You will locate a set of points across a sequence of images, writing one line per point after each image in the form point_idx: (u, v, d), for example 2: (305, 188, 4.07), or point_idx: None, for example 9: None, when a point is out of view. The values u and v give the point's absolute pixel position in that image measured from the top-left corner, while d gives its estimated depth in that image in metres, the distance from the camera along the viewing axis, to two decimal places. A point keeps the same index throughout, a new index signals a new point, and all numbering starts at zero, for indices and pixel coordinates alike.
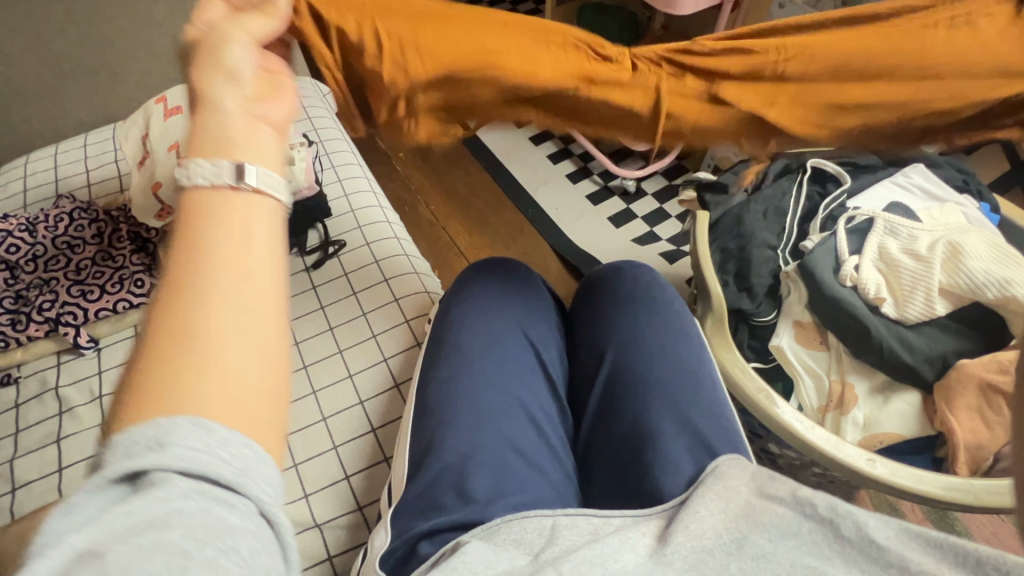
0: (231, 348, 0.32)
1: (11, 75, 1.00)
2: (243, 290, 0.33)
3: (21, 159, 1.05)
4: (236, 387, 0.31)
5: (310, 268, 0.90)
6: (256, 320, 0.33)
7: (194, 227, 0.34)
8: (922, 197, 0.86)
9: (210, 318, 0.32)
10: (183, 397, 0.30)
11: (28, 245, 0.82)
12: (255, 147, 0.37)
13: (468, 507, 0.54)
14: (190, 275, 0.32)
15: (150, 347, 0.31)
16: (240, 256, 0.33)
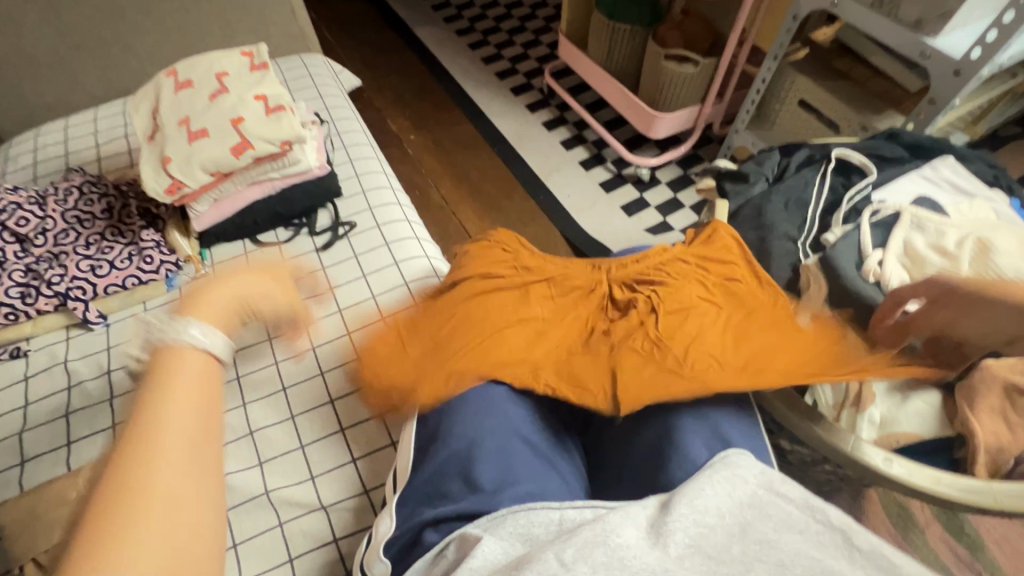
0: (145, 559, 0.37)
1: (21, 46, 0.99)
2: (153, 535, 0.38)
3: (32, 133, 1.05)
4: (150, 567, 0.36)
5: (320, 250, 0.88)
6: (163, 543, 0.38)
7: (136, 443, 0.42)
8: (950, 191, 0.83)
9: (138, 535, 0.38)
10: (123, 539, 0.37)
11: (38, 219, 0.81)
12: (186, 400, 0.46)
13: (475, 496, 0.53)
14: (112, 516, 0.38)
15: (91, 523, 0.38)
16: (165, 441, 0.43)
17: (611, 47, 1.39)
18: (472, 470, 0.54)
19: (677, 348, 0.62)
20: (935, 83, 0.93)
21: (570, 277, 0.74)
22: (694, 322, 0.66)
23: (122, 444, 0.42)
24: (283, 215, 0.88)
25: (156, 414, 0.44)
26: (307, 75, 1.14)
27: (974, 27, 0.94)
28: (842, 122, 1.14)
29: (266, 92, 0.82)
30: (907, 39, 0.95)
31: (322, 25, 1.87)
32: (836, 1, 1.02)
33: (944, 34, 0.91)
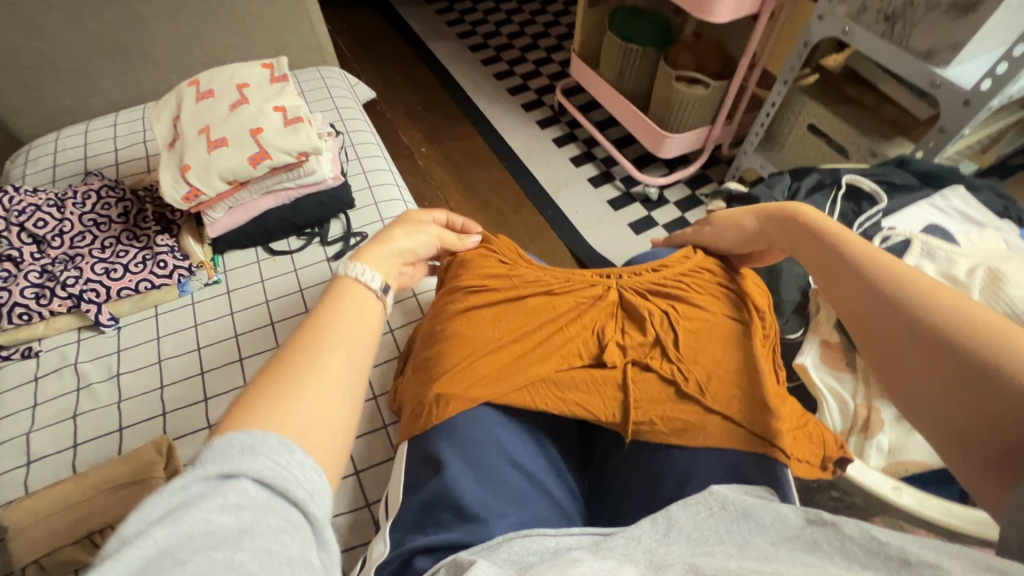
0: (303, 420, 0.38)
1: (45, 50, 1.01)
2: (316, 400, 0.39)
3: (53, 136, 1.07)
4: (308, 430, 0.37)
5: (331, 259, 0.89)
6: (323, 411, 0.39)
7: (308, 331, 0.44)
8: (960, 219, 0.83)
9: (307, 398, 0.39)
10: (280, 420, 0.37)
11: (56, 221, 0.83)
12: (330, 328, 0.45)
13: (466, 526, 0.52)
14: (286, 377, 0.40)
15: (251, 391, 0.39)
16: (327, 336, 0.44)
17: (623, 67, 1.40)
18: (462, 498, 0.53)
19: (698, 373, 0.61)
20: (946, 112, 0.94)
21: (577, 287, 0.71)
22: (708, 345, 0.64)
23: (301, 331, 0.44)
24: (296, 224, 0.89)
25: (340, 312, 0.47)
26: (323, 86, 1.16)
27: (985, 57, 0.94)
28: (851, 147, 1.15)
29: (286, 104, 0.83)
30: (918, 69, 0.95)
31: (338, 38, 1.91)
32: (848, 28, 1.04)
33: (954, 63, 0.92)
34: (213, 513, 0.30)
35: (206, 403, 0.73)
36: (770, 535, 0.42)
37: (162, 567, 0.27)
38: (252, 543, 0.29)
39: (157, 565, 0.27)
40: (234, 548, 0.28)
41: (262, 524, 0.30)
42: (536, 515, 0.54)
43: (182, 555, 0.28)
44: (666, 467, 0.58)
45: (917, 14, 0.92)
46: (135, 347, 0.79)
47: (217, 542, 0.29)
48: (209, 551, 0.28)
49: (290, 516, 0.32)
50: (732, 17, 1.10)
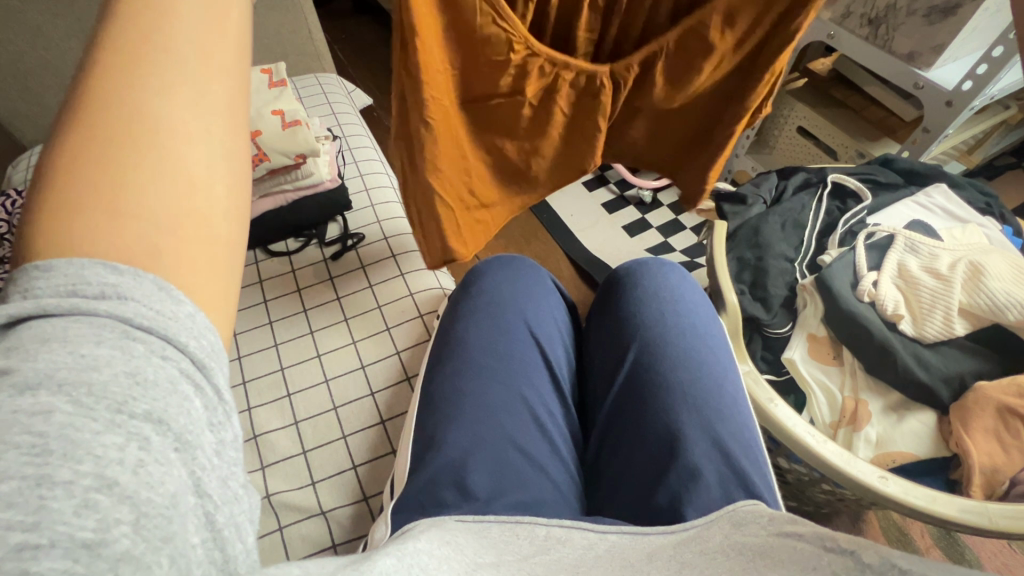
0: (154, 227, 0.29)
1: (49, 58, 1.03)
2: (171, 189, 0.30)
3: (53, 142, 1.08)
4: (173, 236, 0.29)
5: (329, 260, 0.90)
6: (177, 204, 0.30)
7: (113, 78, 0.30)
8: (942, 216, 0.86)
9: (155, 186, 0.29)
10: (132, 227, 0.28)
11: None
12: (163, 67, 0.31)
13: (468, 505, 0.54)
14: (112, 159, 0.29)
15: (76, 192, 0.28)
16: (168, 89, 0.31)
17: None
18: (465, 479, 0.56)
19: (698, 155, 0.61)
20: (929, 114, 0.97)
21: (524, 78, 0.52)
22: None
23: (115, 77, 0.30)
24: (293, 226, 0.90)
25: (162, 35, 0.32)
26: (321, 92, 1.18)
27: (966, 59, 0.97)
28: (840, 149, 1.19)
29: (282, 107, 0.87)
30: (902, 71, 0.98)
31: (336, 47, 1.94)
32: (833, 32, 1.06)
33: (936, 66, 0.95)
34: (86, 347, 0.24)
35: None
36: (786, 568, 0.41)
37: (20, 413, 0.21)
38: (143, 405, 0.24)
39: (12, 405, 0.22)
40: (121, 398, 0.23)
41: (153, 371, 0.25)
42: (538, 500, 0.55)
43: (47, 397, 0.22)
44: (687, 449, 0.57)
45: (899, 17, 0.95)
46: None
47: (100, 391, 0.23)
48: (83, 400, 0.23)
49: (180, 361, 0.26)
50: None
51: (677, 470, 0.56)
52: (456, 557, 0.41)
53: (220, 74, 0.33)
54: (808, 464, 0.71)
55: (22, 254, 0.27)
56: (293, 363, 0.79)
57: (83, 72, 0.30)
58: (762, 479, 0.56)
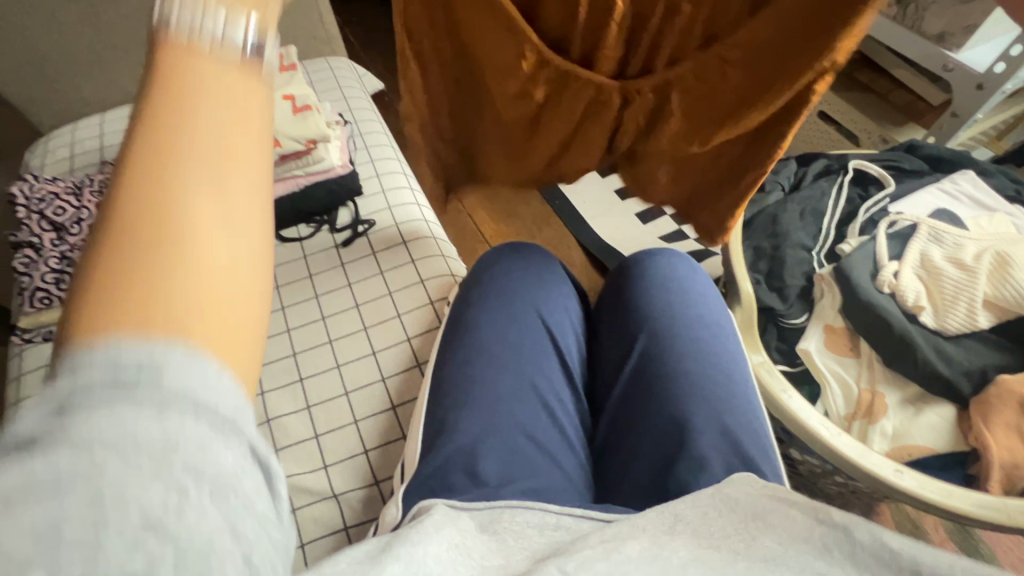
0: (191, 303, 0.24)
1: (63, 43, 1.03)
2: (214, 243, 0.24)
3: (69, 127, 1.09)
4: (220, 309, 0.24)
5: (340, 245, 0.90)
6: (227, 265, 0.25)
7: (155, 119, 0.25)
8: (970, 204, 0.83)
9: (198, 246, 0.24)
10: (161, 300, 0.23)
11: (74, 208, 0.86)
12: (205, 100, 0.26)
13: (478, 491, 0.54)
14: (136, 213, 0.24)
15: (110, 260, 0.24)
16: (201, 127, 0.25)
17: None
18: (476, 465, 0.56)
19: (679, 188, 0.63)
20: (958, 97, 0.93)
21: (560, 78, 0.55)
22: None
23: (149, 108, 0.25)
24: (304, 211, 0.90)
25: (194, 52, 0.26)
26: (332, 76, 1.17)
27: (1002, 39, 0.92)
28: (862, 134, 1.16)
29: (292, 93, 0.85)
30: (931, 52, 0.94)
31: (347, 29, 1.92)
32: None
33: (967, 47, 0.91)
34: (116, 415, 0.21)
35: None
36: (778, 535, 0.41)
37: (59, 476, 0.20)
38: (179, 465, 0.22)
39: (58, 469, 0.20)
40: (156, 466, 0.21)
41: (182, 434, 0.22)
42: (546, 485, 0.56)
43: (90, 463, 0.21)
44: (696, 438, 0.57)
45: None
46: None
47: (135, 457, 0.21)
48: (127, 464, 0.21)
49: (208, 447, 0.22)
50: None
51: (684, 459, 0.56)
52: (465, 566, 0.40)
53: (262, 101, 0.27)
54: (821, 456, 0.70)
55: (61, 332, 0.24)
56: (306, 347, 0.80)
57: (127, 103, 0.26)
58: (771, 468, 0.55)
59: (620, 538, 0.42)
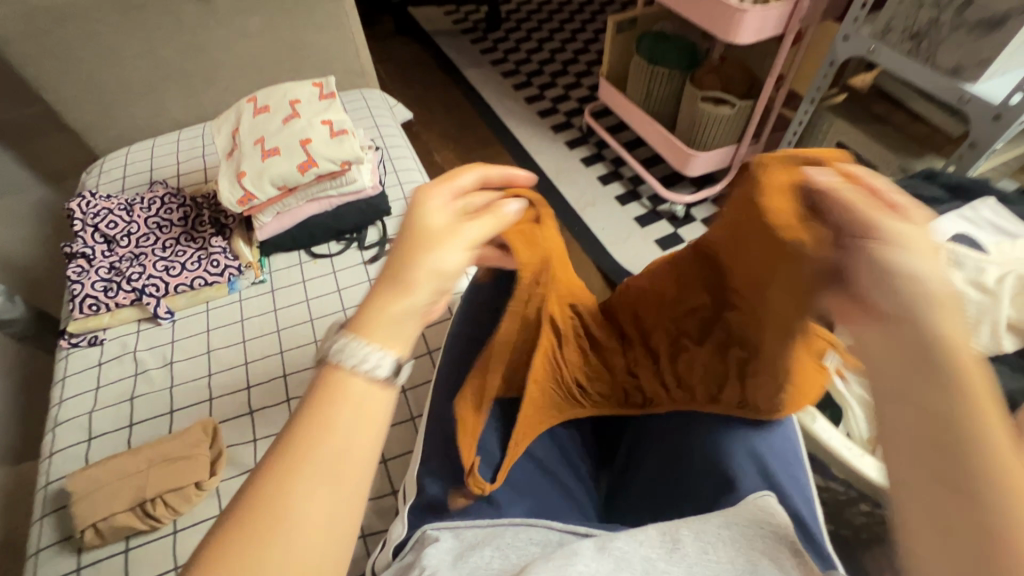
0: (299, 539, 0.30)
1: (123, 76, 1.13)
2: (300, 538, 0.30)
3: (124, 151, 1.18)
4: (311, 537, 0.30)
5: (367, 262, 0.94)
6: (318, 531, 0.30)
7: (280, 480, 0.31)
8: (993, 232, 0.82)
9: (292, 543, 0.30)
10: (281, 528, 0.30)
11: (125, 223, 0.92)
12: (354, 410, 0.34)
13: (484, 509, 0.51)
14: (264, 528, 0.30)
15: (218, 550, 0.29)
16: (309, 486, 0.31)
17: (650, 88, 1.45)
18: (480, 479, 0.54)
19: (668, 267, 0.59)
20: (975, 126, 0.94)
21: (594, 359, 0.64)
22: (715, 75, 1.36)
23: (271, 465, 0.32)
24: (336, 229, 0.95)
25: (340, 425, 0.33)
26: (365, 106, 1.24)
27: (1015, 74, 0.94)
28: (881, 165, 1.15)
29: (333, 118, 0.90)
30: (946, 85, 0.96)
31: (378, 66, 2.03)
32: (873, 47, 1.06)
33: (983, 79, 0.92)
34: None
35: (248, 390, 0.79)
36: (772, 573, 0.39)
37: None
38: None
39: None
40: None
41: None
42: (551, 507, 0.53)
43: None
44: (713, 462, 0.53)
45: (943, 32, 0.94)
46: (188, 338, 0.85)
47: None
48: None
49: None
50: (755, 39, 1.12)
51: (707, 482, 0.52)
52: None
53: (361, 481, 0.33)
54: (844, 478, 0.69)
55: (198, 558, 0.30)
56: None
57: (243, 483, 0.32)
58: (801, 495, 0.50)
59: (619, 562, 0.40)
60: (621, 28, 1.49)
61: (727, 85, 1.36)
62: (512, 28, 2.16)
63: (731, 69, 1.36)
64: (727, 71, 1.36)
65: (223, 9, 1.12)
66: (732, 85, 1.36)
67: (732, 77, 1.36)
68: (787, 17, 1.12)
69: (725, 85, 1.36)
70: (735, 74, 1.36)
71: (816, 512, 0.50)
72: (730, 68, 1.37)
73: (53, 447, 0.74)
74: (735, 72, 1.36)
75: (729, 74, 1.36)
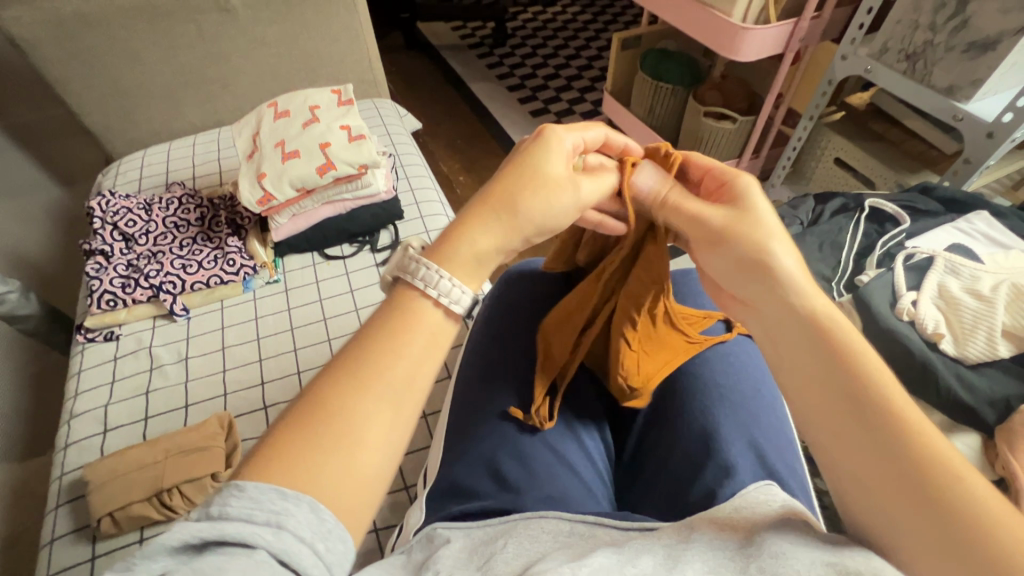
0: (356, 455, 0.34)
1: (143, 80, 1.16)
2: (359, 456, 0.34)
3: (140, 154, 1.21)
4: (361, 465, 0.34)
5: (380, 264, 0.97)
6: (374, 452, 0.34)
7: (344, 395, 0.35)
8: (986, 243, 0.86)
9: (350, 456, 0.34)
10: (342, 442, 0.34)
11: (143, 221, 0.94)
12: (419, 346, 0.38)
13: (502, 495, 0.53)
14: (326, 438, 0.33)
15: (282, 450, 0.33)
16: (368, 410, 0.35)
17: (654, 103, 1.49)
18: (501, 467, 0.56)
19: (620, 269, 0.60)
20: (969, 143, 0.97)
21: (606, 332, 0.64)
22: (717, 92, 1.41)
23: (335, 382, 0.35)
24: (349, 232, 0.97)
25: (403, 356, 0.37)
26: (377, 115, 1.28)
27: (1006, 93, 0.98)
28: (878, 179, 1.19)
29: (351, 123, 0.93)
30: (940, 103, 1.00)
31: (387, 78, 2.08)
32: (871, 67, 1.10)
33: (976, 98, 0.96)
34: None
35: (262, 386, 0.80)
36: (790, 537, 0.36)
37: None
38: None
39: None
40: None
41: None
42: (563, 493, 0.53)
43: None
44: (718, 451, 0.54)
45: (938, 52, 0.98)
46: (202, 335, 0.87)
47: None
48: None
49: None
50: (757, 56, 1.16)
51: (711, 467, 0.53)
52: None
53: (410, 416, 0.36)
54: None
55: (254, 462, 0.33)
56: None
57: (305, 393, 0.35)
58: (799, 483, 0.53)
59: (636, 552, 0.38)
60: (626, 45, 1.52)
61: (728, 102, 1.40)
62: (518, 43, 2.21)
63: (732, 86, 1.41)
64: (728, 89, 1.41)
65: (244, 19, 1.15)
66: (734, 101, 1.40)
67: (733, 94, 1.40)
68: (787, 36, 1.16)
69: (727, 102, 1.40)
70: (737, 91, 1.41)
71: (812, 497, 0.53)
72: (731, 86, 1.41)
73: (68, 439, 0.75)
74: (737, 90, 1.41)
75: (730, 91, 1.40)
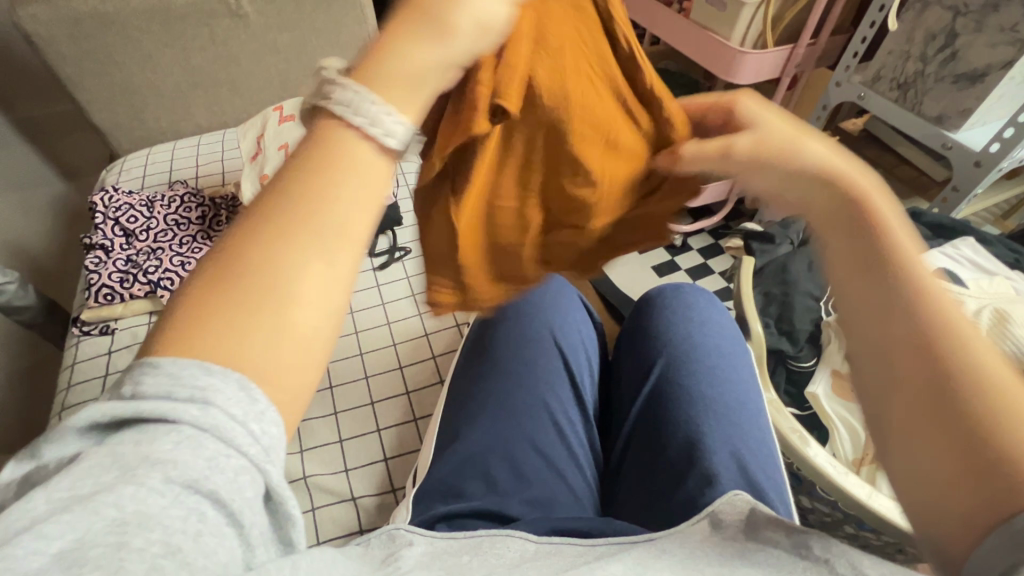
0: (296, 314, 0.29)
1: (153, 80, 1.17)
2: (295, 316, 0.29)
3: (145, 152, 1.22)
4: (299, 331, 0.29)
5: (376, 268, 0.97)
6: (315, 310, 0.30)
7: (272, 248, 0.29)
8: (971, 269, 0.88)
9: (285, 318, 0.29)
10: (277, 299, 0.29)
11: (145, 218, 0.95)
12: (363, 175, 0.30)
13: (490, 497, 0.55)
14: (251, 295, 0.28)
15: (200, 317, 0.28)
16: (303, 262, 0.29)
17: None
18: (490, 469, 0.57)
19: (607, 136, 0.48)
20: (957, 171, 1.00)
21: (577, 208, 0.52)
22: None
23: (261, 231, 0.29)
24: None
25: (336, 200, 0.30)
26: None
27: (994, 125, 1.01)
28: None
29: None
30: (931, 132, 1.02)
31: None
32: (863, 94, 1.12)
33: (964, 128, 0.99)
34: None
35: None
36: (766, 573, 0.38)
37: None
38: None
39: None
40: None
41: None
42: (554, 499, 0.56)
43: None
44: (703, 460, 0.55)
45: (928, 82, 1.00)
46: None
47: None
48: None
49: None
50: (754, 79, 1.19)
51: (693, 476, 0.54)
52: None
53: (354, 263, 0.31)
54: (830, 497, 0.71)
55: (170, 330, 0.28)
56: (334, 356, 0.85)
57: (226, 245, 0.30)
58: (777, 492, 0.54)
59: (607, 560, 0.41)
60: None
61: None
62: None
63: None
64: None
65: (256, 25, 1.18)
66: None
67: None
68: (784, 62, 1.19)
69: None
70: None
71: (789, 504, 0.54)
72: None
73: None
74: None
75: None
